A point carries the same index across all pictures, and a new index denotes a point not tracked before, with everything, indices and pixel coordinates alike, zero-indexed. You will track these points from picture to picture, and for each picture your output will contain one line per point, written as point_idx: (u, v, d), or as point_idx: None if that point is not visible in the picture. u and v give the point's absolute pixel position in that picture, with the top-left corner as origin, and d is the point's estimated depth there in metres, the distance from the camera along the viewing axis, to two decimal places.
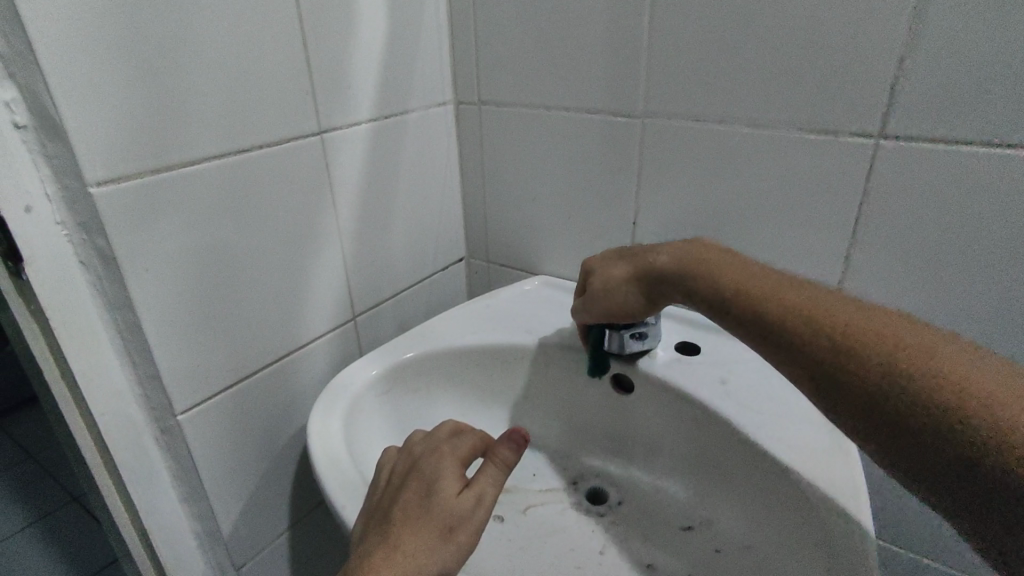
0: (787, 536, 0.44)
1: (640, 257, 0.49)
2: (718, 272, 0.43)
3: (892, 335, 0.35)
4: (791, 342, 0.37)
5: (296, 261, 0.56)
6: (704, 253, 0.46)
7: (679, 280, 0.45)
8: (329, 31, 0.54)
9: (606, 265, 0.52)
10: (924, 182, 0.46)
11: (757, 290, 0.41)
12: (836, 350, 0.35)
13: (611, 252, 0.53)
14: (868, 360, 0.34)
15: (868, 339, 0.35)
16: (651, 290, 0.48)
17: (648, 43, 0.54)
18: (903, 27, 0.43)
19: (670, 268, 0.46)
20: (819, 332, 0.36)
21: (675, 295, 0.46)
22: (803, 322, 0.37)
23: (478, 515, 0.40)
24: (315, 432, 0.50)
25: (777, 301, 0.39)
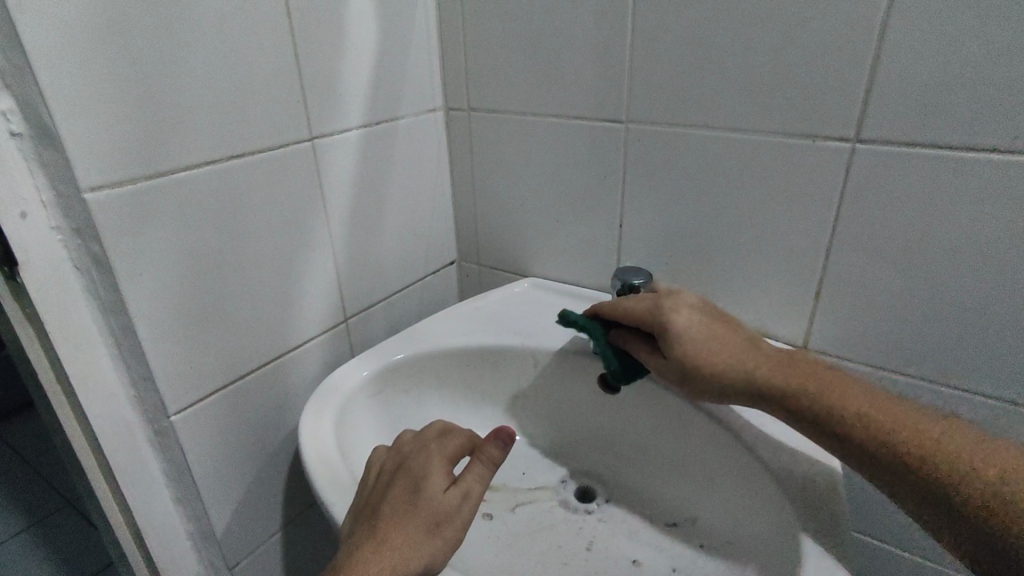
0: (768, 531, 0.45)
1: (739, 351, 0.46)
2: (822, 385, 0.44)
3: (960, 441, 0.39)
4: (864, 439, 0.41)
5: (288, 264, 0.57)
6: (802, 364, 0.45)
7: (766, 383, 0.45)
8: (321, 41, 0.55)
9: (703, 340, 0.46)
10: (898, 184, 0.47)
11: (833, 395, 0.43)
12: (913, 454, 0.39)
13: (699, 319, 0.47)
14: (945, 467, 0.38)
15: (945, 447, 0.39)
16: (745, 387, 0.45)
17: (632, 50, 0.56)
18: (875, 34, 0.45)
19: (760, 369, 0.45)
20: (897, 437, 0.40)
21: (771, 397, 0.45)
22: (878, 427, 0.41)
23: (464, 512, 0.41)
24: (307, 432, 0.51)
25: (853, 406, 0.42)
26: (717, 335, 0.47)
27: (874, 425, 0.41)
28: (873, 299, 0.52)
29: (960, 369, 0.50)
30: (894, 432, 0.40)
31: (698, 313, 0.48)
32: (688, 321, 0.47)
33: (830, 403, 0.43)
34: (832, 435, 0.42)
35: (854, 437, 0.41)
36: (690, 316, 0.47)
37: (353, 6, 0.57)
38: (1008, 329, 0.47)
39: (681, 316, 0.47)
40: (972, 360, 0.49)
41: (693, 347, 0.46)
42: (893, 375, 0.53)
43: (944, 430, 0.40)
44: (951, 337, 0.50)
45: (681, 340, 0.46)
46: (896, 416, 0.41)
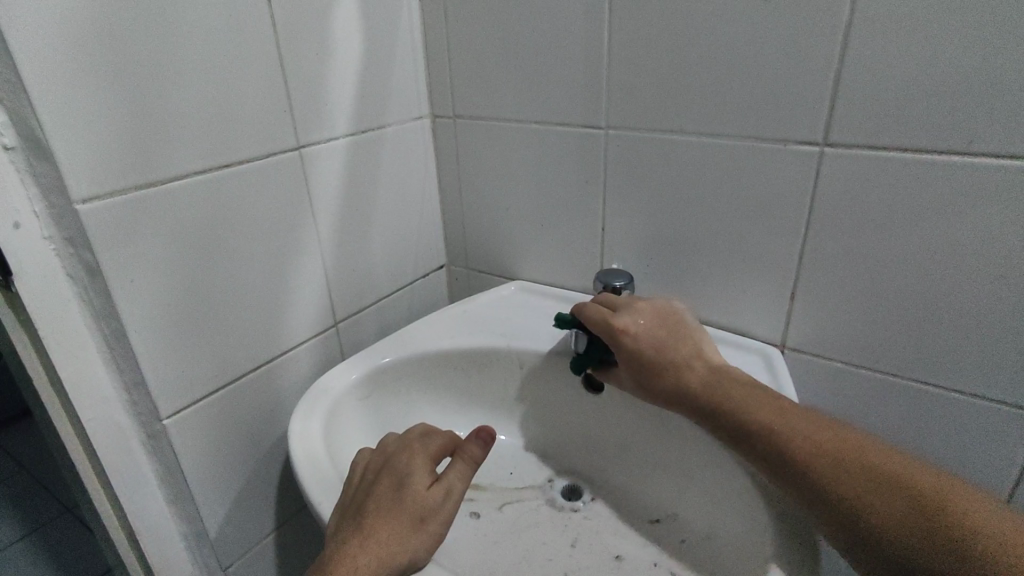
0: (744, 525, 0.46)
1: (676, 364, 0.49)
2: (741, 402, 0.45)
3: (862, 456, 0.40)
4: (772, 453, 0.42)
5: (277, 270, 0.59)
6: (732, 383, 0.46)
7: (692, 394, 0.48)
8: (306, 52, 0.56)
9: (651, 349, 0.50)
10: (867, 185, 0.49)
11: (756, 410, 0.44)
12: (812, 466, 0.40)
13: (647, 330, 0.51)
14: (840, 479, 0.39)
15: (844, 461, 0.39)
16: (677, 399, 0.48)
17: (609, 59, 0.57)
18: (840, 42, 0.46)
19: (689, 382, 0.48)
20: (809, 452, 0.41)
21: (698, 410, 0.47)
22: (784, 437, 0.42)
23: (446, 509, 0.43)
24: (296, 433, 0.52)
25: (773, 421, 0.43)
26: (666, 347, 0.50)
27: (789, 441, 0.42)
28: (847, 298, 0.53)
29: (933, 367, 0.51)
30: (806, 449, 0.41)
31: (649, 325, 0.52)
32: (639, 332, 0.51)
33: (752, 419, 0.44)
34: (754, 450, 0.43)
35: (771, 452, 0.42)
36: (642, 326, 0.51)
37: (338, 17, 0.59)
38: (978, 325, 0.48)
39: (634, 325, 0.51)
40: (944, 357, 0.51)
41: (642, 356, 0.50)
42: (869, 372, 0.55)
43: (856, 449, 0.40)
44: (924, 335, 0.51)
45: (627, 349, 0.51)
46: (814, 434, 0.41)
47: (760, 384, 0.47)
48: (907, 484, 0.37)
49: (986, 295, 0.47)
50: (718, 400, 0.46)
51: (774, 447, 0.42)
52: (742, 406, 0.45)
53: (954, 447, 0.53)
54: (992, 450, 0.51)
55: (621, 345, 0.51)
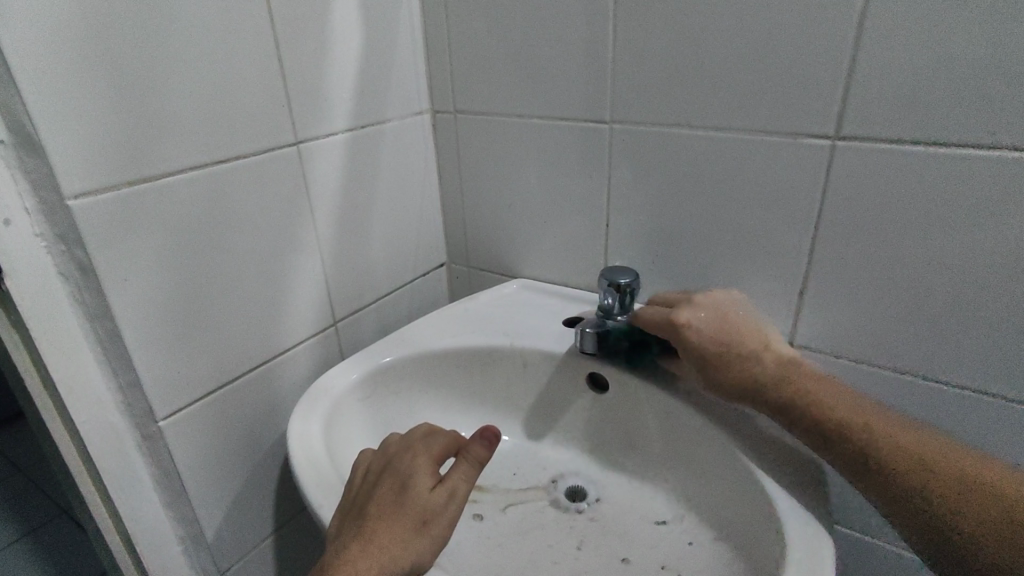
0: (755, 527, 0.45)
1: (745, 358, 0.50)
2: (812, 396, 0.47)
3: (929, 450, 0.42)
4: (843, 442, 0.44)
5: (276, 268, 0.57)
6: (803, 378, 0.48)
7: (761, 386, 0.48)
8: (305, 46, 0.55)
9: (715, 343, 0.50)
10: (878, 179, 0.48)
11: (830, 405, 0.46)
12: (883, 456, 0.42)
13: (711, 326, 0.51)
14: (909, 468, 0.41)
15: (916, 453, 0.42)
16: (744, 393, 0.49)
17: (614, 51, 0.56)
18: (851, 33, 0.45)
19: (759, 375, 0.49)
20: (884, 446, 0.43)
21: (767, 403, 0.48)
22: (856, 428, 0.44)
23: (450, 511, 0.42)
24: (295, 434, 0.51)
25: (847, 415, 0.45)
26: (734, 342, 0.50)
27: (862, 435, 0.43)
28: (857, 295, 0.52)
29: (946, 365, 0.50)
30: (882, 443, 0.43)
31: (715, 320, 0.52)
32: (701, 326, 0.51)
33: (819, 410, 0.46)
34: (824, 442, 0.45)
35: (843, 444, 0.44)
36: (703, 320, 0.51)
37: (337, 10, 0.57)
38: (992, 322, 0.47)
39: (695, 319, 0.51)
40: (957, 354, 0.50)
41: (706, 350, 0.50)
42: (879, 370, 0.54)
43: (921, 444, 0.43)
44: (936, 332, 0.50)
45: (692, 344, 0.50)
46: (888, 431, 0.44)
47: (829, 380, 0.48)
48: (972, 475, 0.40)
49: (1000, 291, 0.46)
50: (789, 394, 0.47)
51: (848, 440, 0.44)
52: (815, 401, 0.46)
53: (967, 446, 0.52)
54: (1006, 450, 0.50)
55: (686, 340, 0.51)
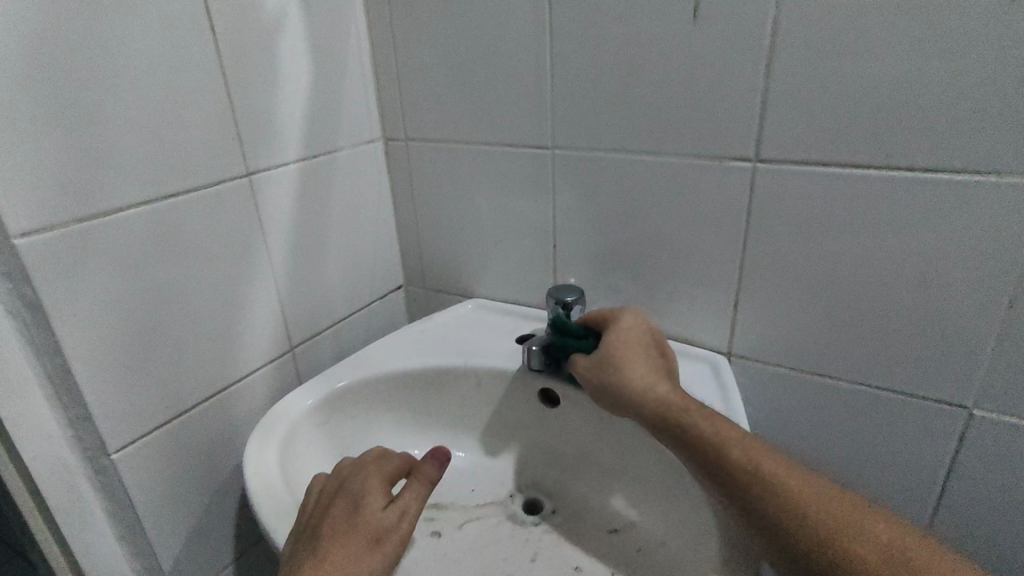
0: (696, 531, 0.48)
1: (654, 373, 0.48)
2: (698, 416, 0.44)
3: (786, 475, 0.42)
4: (708, 452, 0.43)
5: (230, 297, 0.58)
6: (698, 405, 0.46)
7: (660, 398, 0.46)
8: (252, 80, 0.57)
9: (632, 347, 0.50)
10: (797, 197, 0.52)
11: (709, 429, 0.44)
12: (742, 472, 0.42)
13: (637, 339, 0.51)
14: (764, 487, 0.41)
15: (773, 477, 0.42)
16: (637, 403, 0.47)
17: (553, 80, 0.59)
18: (765, 64, 0.49)
19: (660, 389, 0.47)
20: (777, 498, 0.41)
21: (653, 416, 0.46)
22: (717, 442, 0.43)
23: (402, 528, 0.44)
24: (250, 460, 0.51)
25: (774, 469, 0.42)
26: (648, 358, 0.50)
27: (734, 457, 0.42)
28: (786, 305, 0.56)
29: (867, 368, 0.54)
30: (789, 500, 0.41)
31: (639, 335, 0.52)
32: (623, 328, 0.52)
33: (691, 422, 0.44)
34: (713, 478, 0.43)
35: (754, 499, 0.41)
36: (631, 326, 0.52)
37: (284, 44, 0.59)
38: (904, 326, 0.51)
39: (625, 321, 0.52)
40: (876, 359, 0.53)
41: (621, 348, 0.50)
42: (810, 375, 0.57)
43: (779, 466, 0.42)
44: (857, 338, 0.54)
45: (620, 336, 0.51)
46: (806, 489, 0.42)
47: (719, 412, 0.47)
48: (817, 502, 0.41)
49: (907, 298, 0.50)
50: (697, 429, 0.44)
51: (769, 502, 0.41)
52: (721, 441, 0.43)
53: (892, 445, 0.55)
54: (925, 448, 0.54)
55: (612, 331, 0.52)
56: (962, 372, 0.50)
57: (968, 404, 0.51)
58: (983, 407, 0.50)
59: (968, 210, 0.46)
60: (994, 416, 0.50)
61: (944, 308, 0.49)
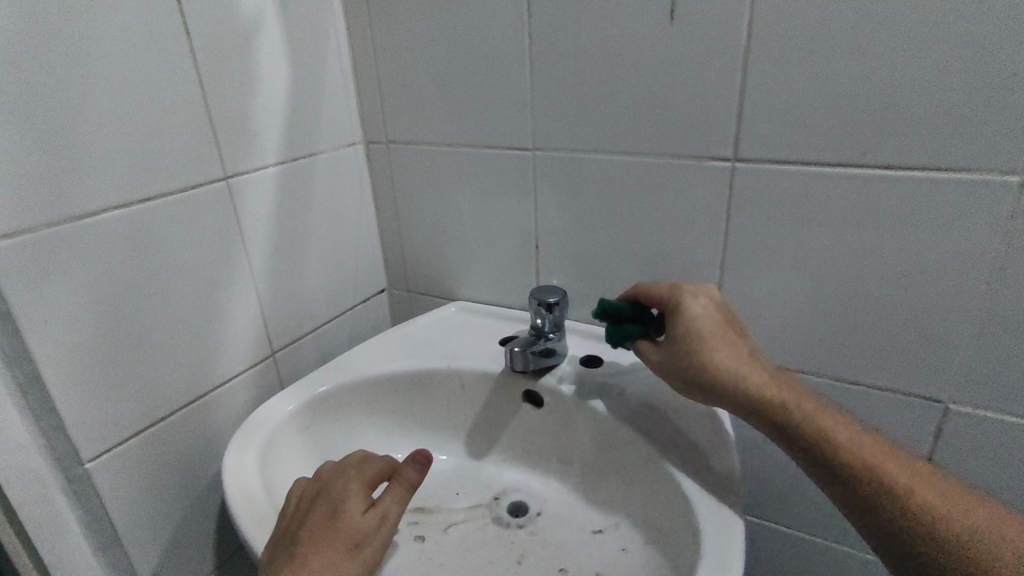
0: (678, 532, 0.48)
1: (741, 357, 0.46)
2: (782, 395, 0.44)
3: (864, 443, 0.43)
4: (790, 425, 0.43)
5: (208, 302, 0.58)
6: (781, 382, 0.45)
7: (749, 383, 0.45)
8: (230, 83, 0.56)
9: (714, 332, 0.46)
10: (775, 196, 0.52)
11: (792, 405, 0.44)
12: (822, 443, 0.43)
13: (716, 319, 0.47)
14: (847, 455, 0.42)
15: (852, 446, 0.43)
16: (729, 393, 0.45)
17: (533, 82, 0.59)
18: (740, 64, 0.50)
19: (749, 374, 0.45)
20: (861, 467, 0.42)
21: (746, 402, 0.44)
22: (799, 416, 0.43)
23: (383, 532, 0.43)
24: (230, 467, 0.51)
25: (850, 438, 0.43)
26: (732, 340, 0.47)
27: (815, 429, 0.43)
28: (766, 303, 0.56)
29: (846, 364, 0.55)
30: (870, 468, 0.42)
31: (716, 315, 0.47)
32: (700, 311, 0.47)
33: (775, 400, 0.44)
34: (798, 450, 0.43)
35: (839, 469, 0.42)
36: (706, 308, 0.47)
37: (262, 46, 0.59)
38: (881, 321, 0.52)
39: (693, 302, 0.48)
40: (855, 354, 0.54)
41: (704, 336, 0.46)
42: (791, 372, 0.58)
43: (854, 434, 0.43)
44: (836, 334, 0.54)
45: (699, 323, 0.47)
46: (882, 454, 0.43)
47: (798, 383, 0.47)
48: (896, 468, 0.42)
49: (883, 293, 0.51)
50: (805, 426, 0.43)
51: (854, 471, 0.42)
52: (806, 418, 0.43)
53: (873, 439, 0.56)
54: (905, 442, 0.55)
55: (687, 315, 0.47)
56: (938, 366, 0.51)
57: (944, 398, 0.52)
58: (959, 400, 0.51)
59: (941, 206, 0.46)
60: (970, 409, 0.51)
61: (920, 302, 0.50)
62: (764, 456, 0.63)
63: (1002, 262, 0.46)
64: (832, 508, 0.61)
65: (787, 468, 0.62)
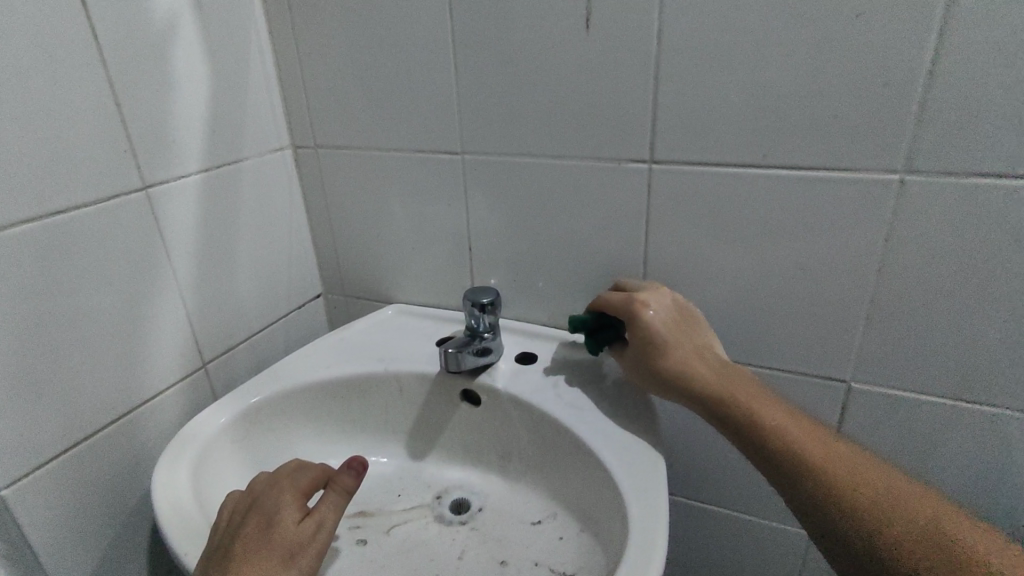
0: (608, 517, 0.50)
1: (690, 353, 0.51)
2: (716, 383, 0.49)
3: (791, 423, 0.46)
4: (720, 406, 0.48)
5: (131, 316, 0.56)
6: (725, 373, 0.50)
7: (691, 374, 0.50)
8: (145, 90, 0.54)
9: (669, 336, 0.52)
10: (690, 195, 0.55)
11: (724, 389, 0.48)
12: (746, 419, 0.46)
13: (668, 322, 0.52)
14: (769, 431, 0.45)
15: (777, 423, 0.46)
16: (673, 384, 0.50)
17: (459, 87, 0.60)
18: (653, 70, 0.52)
19: (692, 366, 0.50)
20: (781, 441, 0.45)
21: (686, 391, 0.50)
22: (728, 397, 0.48)
23: (319, 540, 0.43)
24: (159, 483, 0.50)
25: (778, 417, 0.46)
26: (682, 339, 0.52)
27: (742, 408, 0.47)
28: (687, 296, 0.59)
29: (760, 350, 0.59)
30: (790, 443, 0.44)
31: (670, 317, 0.53)
32: (657, 317, 0.52)
33: (708, 385, 0.49)
34: (729, 429, 0.47)
35: (762, 443, 0.45)
36: (660, 311, 0.53)
37: (179, 51, 0.57)
38: (788, 309, 0.56)
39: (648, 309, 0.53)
40: (767, 341, 0.58)
41: (661, 341, 0.51)
42: None
43: (783, 415, 0.46)
44: (750, 323, 0.58)
45: (652, 325, 0.52)
46: (809, 434, 0.45)
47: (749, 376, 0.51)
48: (822, 445, 0.44)
49: (790, 284, 0.55)
50: (732, 407, 0.47)
51: (774, 445, 0.45)
52: (735, 400, 0.47)
53: None
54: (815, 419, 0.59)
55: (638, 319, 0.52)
56: (839, 348, 0.56)
57: (846, 377, 0.57)
58: (859, 378, 0.56)
59: (836, 202, 0.50)
60: (868, 386, 0.56)
61: (822, 291, 0.54)
62: (692, 440, 0.67)
63: (890, 253, 0.51)
64: (755, 484, 0.66)
65: (713, 450, 0.66)
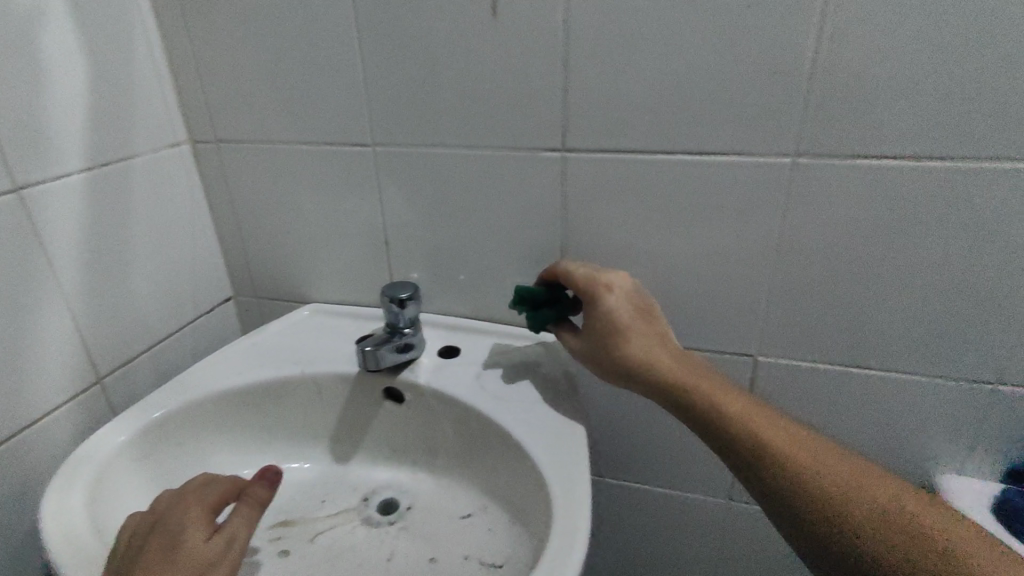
0: (535, 505, 0.50)
1: (648, 339, 0.51)
2: (674, 368, 0.48)
3: (738, 400, 0.47)
4: (671, 389, 0.48)
5: (8, 331, 0.51)
6: (680, 358, 0.50)
7: (648, 360, 0.49)
8: (10, 81, 0.49)
9: (629, 322, 0.51)
10: (601, 182, 0.56)
11: (676, 372, 0.48)
12: (696, 400, 0.47)
13: (630, 308, 0.52)
14: (717, 409, 0.46)
15: (724, 402, 0.46)
16: (632, 371, 0.50)
17: (366, 77, 0.58)
18: (560, 59, 0.52)
19: (651, 352, 0.50)
20: (730, 420, 0.46)
21: (643, 377, 0.49)
22: (680, 380, 0.48)
23: (232, 555, 0.41)
24: (49, 511, 0.45)
25: (726, 397, 0.47)
26: (641, 326, 0.51)
27: (693, 389, 0.47)
28: None
29: (675, 330, 0.61)
30: (737, 421, 0.45)
31: (630, 303, 0.52)
32: (617, 303, 0.52)
33: (663, 369, 0.48)
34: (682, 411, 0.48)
35: (712, 422, 0.46)
36: (621, 297, 0.52)
37: (49, 38, 0.52)
38: (699, 290, 0.58)
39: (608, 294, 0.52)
40: (681, 321, 0.60)
41: (620, 326, 0.51)
42: None
43: (729, 392, 0.47)
44: (665, 304, 0.60)
45: (613, 311, 0.51)
46: (755, 410, 0.46)
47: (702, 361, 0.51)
48: (766, 419, 0.45)
49: (699, 265, 0.57)
50: (685, 390, 0.47)
51: (725, 425, 0.45)
52: (689, 384, 0.47)
53: None
54: None
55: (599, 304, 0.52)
56: (747, 324, 0.58)
57: (755, 352, 0.60)
58: (766, 352, 0.59)
59: (738, 186, 0.53)
60: (775, 358, 0.59)
61: (729, 271, 0.56)
62: (617, 422, 0.68)
63: (788, 232, 0.53)
64: (677, 459, 0.68)
65: (636, 430, 0.68)
